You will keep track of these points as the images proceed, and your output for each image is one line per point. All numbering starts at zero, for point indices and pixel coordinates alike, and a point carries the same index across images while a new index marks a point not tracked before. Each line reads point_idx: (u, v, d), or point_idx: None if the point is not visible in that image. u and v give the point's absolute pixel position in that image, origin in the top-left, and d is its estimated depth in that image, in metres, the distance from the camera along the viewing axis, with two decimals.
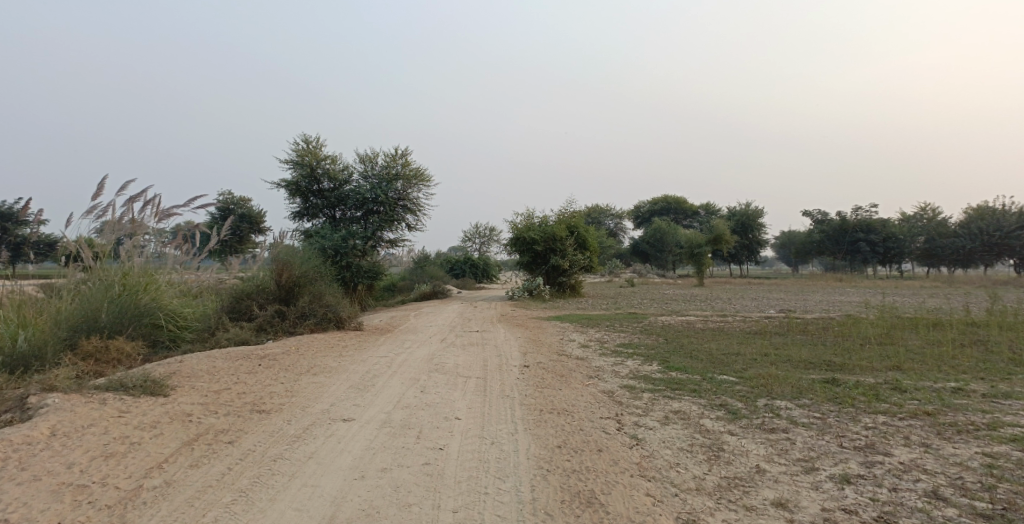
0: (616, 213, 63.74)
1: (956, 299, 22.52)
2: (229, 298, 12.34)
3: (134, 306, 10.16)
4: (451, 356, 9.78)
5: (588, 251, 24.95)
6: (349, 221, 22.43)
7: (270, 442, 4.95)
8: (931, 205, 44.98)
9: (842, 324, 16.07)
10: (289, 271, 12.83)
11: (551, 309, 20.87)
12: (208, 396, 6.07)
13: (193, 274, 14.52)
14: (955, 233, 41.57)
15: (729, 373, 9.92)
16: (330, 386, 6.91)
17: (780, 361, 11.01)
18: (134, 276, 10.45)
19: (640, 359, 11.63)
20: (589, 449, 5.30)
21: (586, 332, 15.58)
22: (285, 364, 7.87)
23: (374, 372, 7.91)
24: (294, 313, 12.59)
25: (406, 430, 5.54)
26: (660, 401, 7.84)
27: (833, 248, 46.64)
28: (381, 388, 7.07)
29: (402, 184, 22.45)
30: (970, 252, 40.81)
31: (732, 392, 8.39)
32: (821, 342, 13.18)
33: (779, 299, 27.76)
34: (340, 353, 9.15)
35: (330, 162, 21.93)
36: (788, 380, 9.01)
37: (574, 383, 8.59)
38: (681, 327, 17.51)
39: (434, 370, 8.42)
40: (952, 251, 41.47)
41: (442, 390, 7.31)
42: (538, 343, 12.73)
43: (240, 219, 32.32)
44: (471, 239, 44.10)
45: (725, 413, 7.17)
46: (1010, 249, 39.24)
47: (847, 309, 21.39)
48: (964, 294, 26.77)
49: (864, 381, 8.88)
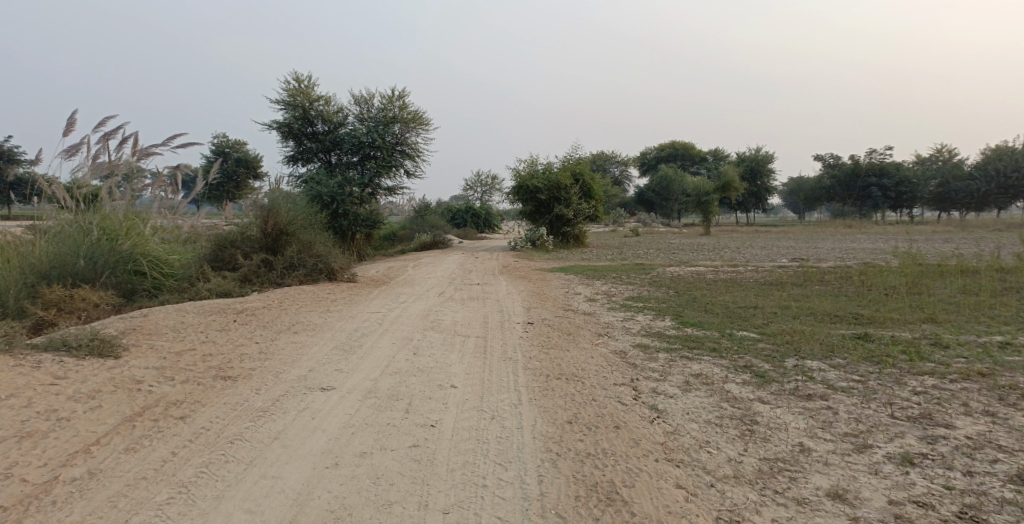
0: (621, 160, 62.27)
1: (976, 244, 21.58)
2: (210, 247, 11.51)
3: (110, 252, 9.46)
4: (448, 312, 9.02)
5: (593, 200, 24.02)
6: (346, 167, 21.40)
7: (230, 417, 4.21)
8: (946, 147, 43.54)
9: (862, 273, 15.29)
10: (275, 219, 11.96)
11: (555, 260, 20.06)
12: (167, 359, 5.29)
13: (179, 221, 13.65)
14: (970, 175, 40.27)
15: (749, 329, 9.21)
16: (311, 348, 6.15)
17: (804, 315, 10.28)
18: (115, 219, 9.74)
19: (652, 314, 10.89)
20: (605, 426, 4.57)
21: (592, 284, 14.85)
22: (263, 321, 7.09)
23: (362, 331, 7.15)
24: (282, 264, 11.77)
25: (393, 403, 4.80)
26: (678, 364, 7.12)
27: (843, 194, 45.34)
28: (368, 350, 6.33)
29: (399, 127, 21.39)
30: (985, 195, 39.76)
31: (755, 351, 7.65)
32: (843, 295, 12.43)
33: (789, 248, 26.95)
34: (328, 308, 8.40)
35: (324, 104, 20.80)
36: (816, 336, 8.29)
37: (582, 342, 7.86)
38: (691, 277, 16.78)
39: (428, 329, 7.67)
40: (966, 194, 40.32)
41: (437, 353, 6.58)
42: (542, 297, 11.98)
43: (236, 164, 31.12)
44: (473, 187, 43.03)
45: (752, 376, 6.44)
46: None
47: (866, 257, 20.57)
48: (983, 238, 25.88)
49: (900, 337, 8.18)
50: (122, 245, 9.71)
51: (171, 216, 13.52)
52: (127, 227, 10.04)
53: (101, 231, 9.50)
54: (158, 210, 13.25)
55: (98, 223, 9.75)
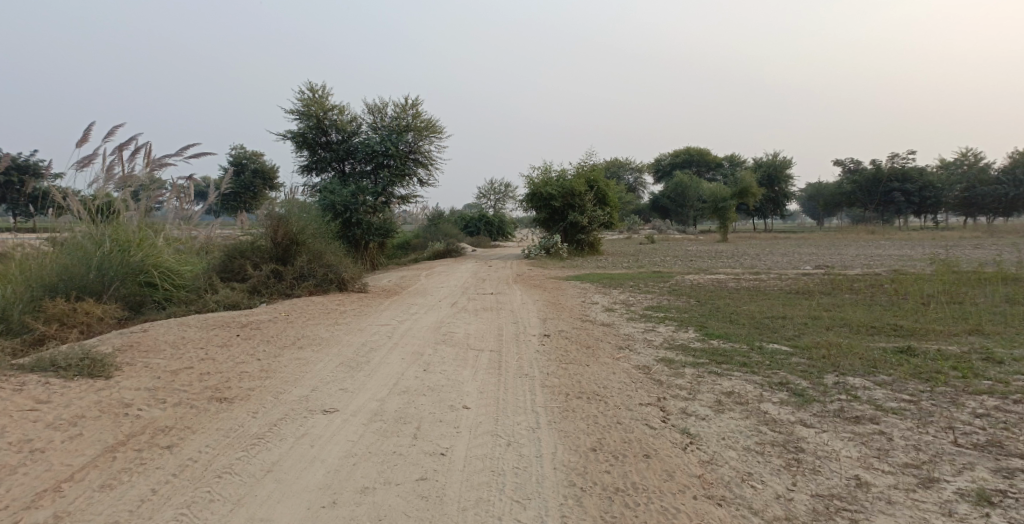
0: (635, 167, 61.75)
1: (1008, 251, 20.88)
2: (219, 258, 11.13)
3: (122, 264, 9.19)
4: (460, 323, 8.61)
5: (608, 207, 23.58)
6: (359, 176, 21.13)
7: (221, 445, 3.80)
8: (971, 150, 42.47)
9: (893, 282, 14.74)
10: (285, 228, 11.52)
11: (571, 269, 19.61)
12: (161, 379, 4.87)
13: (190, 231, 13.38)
14: (999, 179, 39.20)
15: (780, 342, 8.73)
16: (315, 363, 5.73)
17: (837, 327, 9.79)
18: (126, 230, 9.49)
19: (674, 324, 10.41)
20: (634, 455, 4.12)
21: (609, 293, 14.39)
22: (268, 335, 6.67)
23: (370, 346, 6.73)
24: (291, 274, 11.32)
25: (400, 427, 4.37)
26: (708, 380, 6.67)
27: (865, 199, 44.31)
28: (376, 366, 5.91)
29: (413, 136, 21.09)
30: (1015, 199, 38.76)
31: (789, 367, 7.25)
32: (876, 305, 11.92)
33: (811, 254, 26.27)
34: (336, 321, 7.99)
35: (337, 113, 20.55)
36: (855, 350, 7.97)
37: (602, 357, 7.41)
38: (712, 285, 16.28)
39: (440, 342, 7.26)
40: (994, 199, 39.32)
41: (449, 369, 6.15)
42: (559, 307, 11.57)
43: (253, 174, 31.07)
44: (486, 195, 42.65)
45: (790, 396, 6.02)
46: None
47: (895, 264, 19.95)
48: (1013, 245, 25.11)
49: (948, 351, 7.92)
50: (134, 255, 9.45)
51: (184, 226, 13.38)
52: (139, 238, 9.85)
53: (114, 242, 9.27)
54: (170, 221, 13.11)
55: (109, 234, 9.49)
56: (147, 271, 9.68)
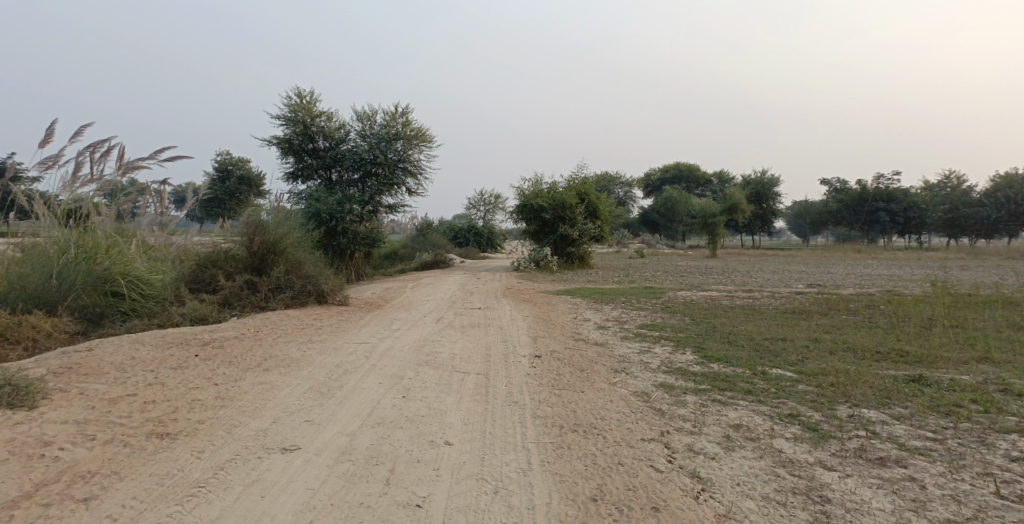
0: (626, 181, 61.62)
1: (995, 274, 20.76)
2: (189, 268, 10.38)
3: (84, 272, 8.62)
4: (445, 342, 8.04)
5: (599, 221, 23.13)
6: (346, 184, 20.54)
7: (151, 497, 3.22)
8: (955, 173, 42.88)
9: (890, 304, 14.36)
10: (261, 236, 10.85)
11: (560, 282, 19.08)
12: (96, 410, 4.27)
13: (163, 238, 12.74)
14: (981, 201, 39.48)
15: (784, 367, 8.25)
16: (281, 389, 5.14)
17: (841, 351, 9.33)
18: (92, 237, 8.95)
19: (670, 345, 9.88)
20: (640, 508, 3.59)
21: (601, 309, 13.89)
22: (231, 355, 6.06)
23: (345, 368, 6.15)
24: (266, 285, 10.64)
25: (371, 468, 3.79)
26: (713, 410, 6.15)
27: (851, 218, 44.14)
28: (350, 393, 5.32)
29: (402, 144, 20.54)
30: (996, 221, 38.95)
31: (798, 396, 6.77)
32: (876, 328, 11.49)
33: (801, 272, 25.94)
34: (310, 338, 7.38)
35: (326, 119, 19.94)
36: (863, 378, 7.50)
37: (598, 382, 6.88)
38: (705, 303, 15.84)
39: (423, 364, 6.69)
40: (977, 220, 39.43)
41: (431, 396, 5.57)
42: (550, 324, 11.05)
43: (238, 180, 30.34)
44: (476, 206, 42.15)
45: (804, 431, 5.53)
46: None
47: (889, 284, 19.61)
48: (998, 267, 25.10)
49: (961, 380, 7.49)
50: (98, 263, 8.86)
51: (160, 233, 12.78)
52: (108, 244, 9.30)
53: (79, 249, 8.75)
54: (146, 227, 12.53)
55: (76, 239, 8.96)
56: (112, 280, 8.99)
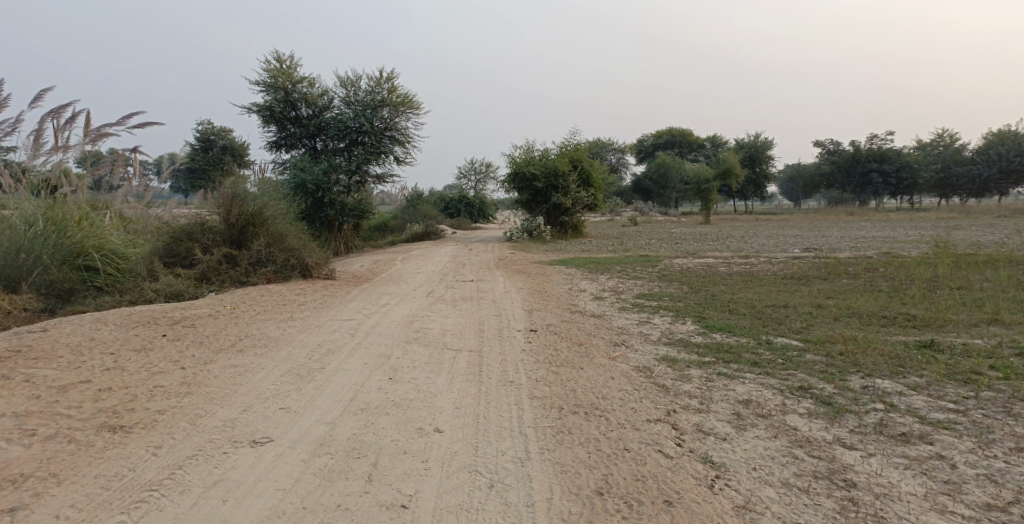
0: (618, 148, 60.93)
1: (989, 233, 20.56)
2: (163, 241, 9.88)
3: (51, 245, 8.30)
4: (435, 317, 7.63)
5: (592, 188, 22.65)
6: (332, 153, 19.94)
7: (92, 505, 2.84)
8: (947, 131, 42.63)
9: (889, 266, 14.05)
10: (240, 207, 10.33)
11: (554, 252, 18.67)
12: (41, 400, 3.85)
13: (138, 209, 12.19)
14: (973, 159, 39.59)
15: (789, 336, 7.92)
16: (256, 373, 4.73)
17: (845, 317, 9.00)
18: (59, 211, 8.65)
19: (669, 315, 9.53)
20: (651, 502, 3.27)
21: (597, 279, 13.53)
22: (202, 334, 5.63)
23: (328, 348, 5.75)
24: (247, 260, 10.16)
25: (351, 463, 3.41)
26: (718, 385, 5.80)
27: (843, 180, 43.96)
28: (332, 376, 4.92)
29: (389, 112, 19.84)
30: (987, 180, 39.07)
31: (807, 367, 6.42)
32: (878, 292, 11.17)
33: (795, 237, 25.64)
34: (291, 315, 6.96)
35: (307, 86, 19.21)
36: (873, 345, 7.17)
37: (597, 357, 6.52)
38: (702, 270, 15.50)
39: (411, 342, 6.29)
40: (969, 179, 39.55)
41: (420, 377, 5.19)
42: (544, 296, 10.67)
43: (222, 151, 29.51)
44: (467, 175, 41.49)
45: (817, 405, 5.18)
46: None
47: (887, 246, 19.29)
48: (991, 226, 24.94)
49: (975, 344, 7.17)
50: (67, 236, 8.53)
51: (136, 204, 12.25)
52: (79, 216, 8.95)
53: (49, 223, 8.48)
54: (120, 198, 12.00)
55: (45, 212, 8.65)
56: (85, 254, 8.72)
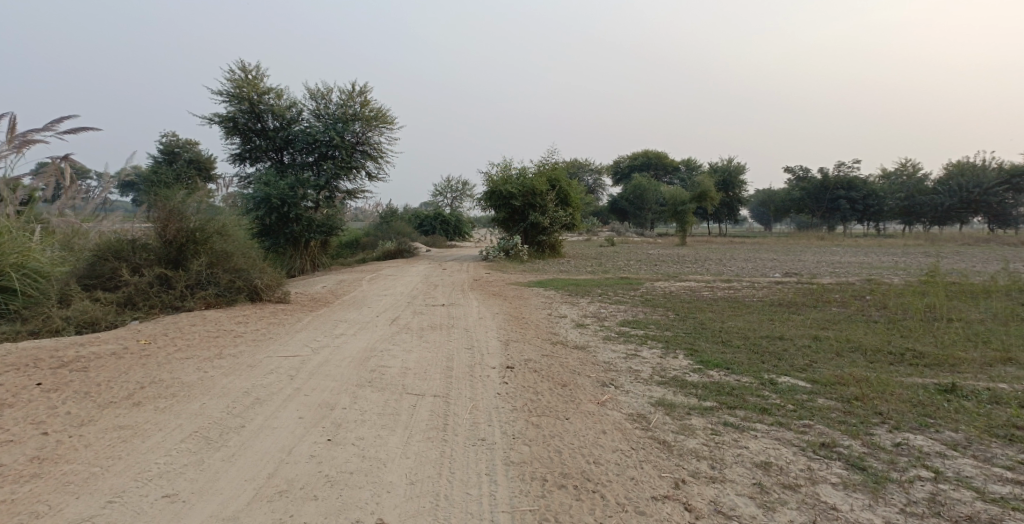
0: (594, 169, 60.72)
1: (966, 261, 20.18)
2: (87, 259, 8.77)
3: None
4: (397, 352, 6.62)
5: (569, 208, 21.83)
6: (300, 168, 18.81)
7: None
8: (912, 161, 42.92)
9: (878, 294, 13.37)
10: (178, 223, 9.21)
11: (531, 273, 17.77)
12: None
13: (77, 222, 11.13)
14: (935, 190, 39.68)
15: (796, 375, 7.05)
16: (146, 438, 3.89)
17: (850, 353, 8.17)
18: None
19: (659, 347, 8.62)
20: None
21: (576, 304, 12.63)
22: (91, 382, 4.80)
23: (257, 397, 4.74)
24: (184, 282, 9.02)
25: None
26: (728, 441, 4.86)
27: (813, 207, 43.78)
28: (252, 438, 4.02)
29: (361, 126, 18.84)
30: (949, 209, 39.16)
31: (822, 415, 5.54)
32: (876, 323, 10.41)
33: (775, 260, 25.04)
34: (219, 351, 5.94)
35: (274, 96, 18.18)
36: (893, 387, 6.33)
37: (584, 403, 5.57)
38: (686, 295, 14.70)
39: (364, 386, 5.29)
40: (932, 208, 39.50)
41: (368, 437, 4.19)
42: (520, 323, 9.74)
43: (188, 165, 28.23)
44: (443, 193, 40.55)
45: (853, 469, 4.31)
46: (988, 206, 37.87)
47: (869, 272, 18.73)
48: (963, 255, 24.63)
49: (1004, 389, 6.37)
50: None
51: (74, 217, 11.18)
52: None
53: None
54: (55, 213, 10.94)
55: None
56: (2, 273, 7.89)
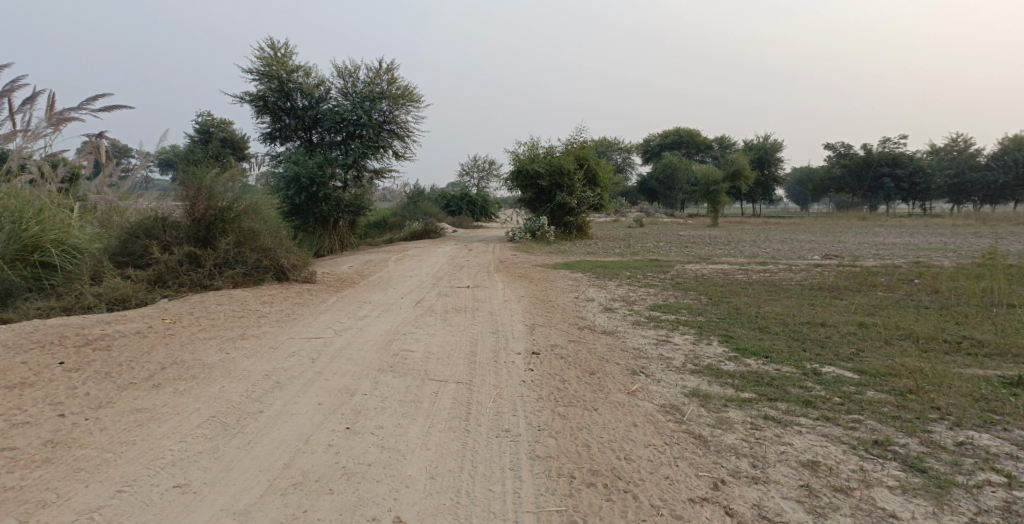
0: (624, 148, 59.72)
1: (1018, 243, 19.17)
2: (118, 236, 8.69)
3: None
4: (420, 336, 6.39)
5: (599, 188, 21.38)
6: (328, 147, 18.67)
7: None
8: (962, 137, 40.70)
9: (927, 277, 12.72)
10: (208, 202, 9.09)
11: (558, 254, 17.44)
12: None
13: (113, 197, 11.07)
14: (986, 166, 37.85)
15: (840, 365, 6.65)
16: (162, 422, 3.71)
17: (898, 341, 7.71)
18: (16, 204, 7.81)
19: (692, 333, 8.27)
20: None
21: (605, 286, 12.28)
22: (112, 362, 4.65)
23: (277, 381, 4.55)
24: (212, 261, 8.92)
25: None
26: (770, 436, 4.52)
27: (854, 184, 42.41)
28: (270, 425, 3.82)
29: (388, 105, 18.59)
30: (1002, 187, 37.36)
31: (873, 410, 5.16)
32: (925, 309, 9.87)
33: (812, 242, 24.24)
34: (244, 332, 5.76)
35: (303, 75, 18.01)
36: (948, 380, 5.90)
37: (615, 393, 5.27)
38: (720, 277, 14.23)
39: (385, 371, 5.06)
40: (982, 185, 37.82)
41: (388, 426, 3.96)
42: (547, 306, 9.45)
43: (222, 144, 28.32)
44: (470, 173, 40.25)
45: (914, 471, 3.96)
46: None
47: (914, 255, 17.90)
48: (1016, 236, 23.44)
49: None
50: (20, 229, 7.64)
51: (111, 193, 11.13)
52: (39, 209, 8.11)
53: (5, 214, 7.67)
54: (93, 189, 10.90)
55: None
56: (41, 249, 7.84)
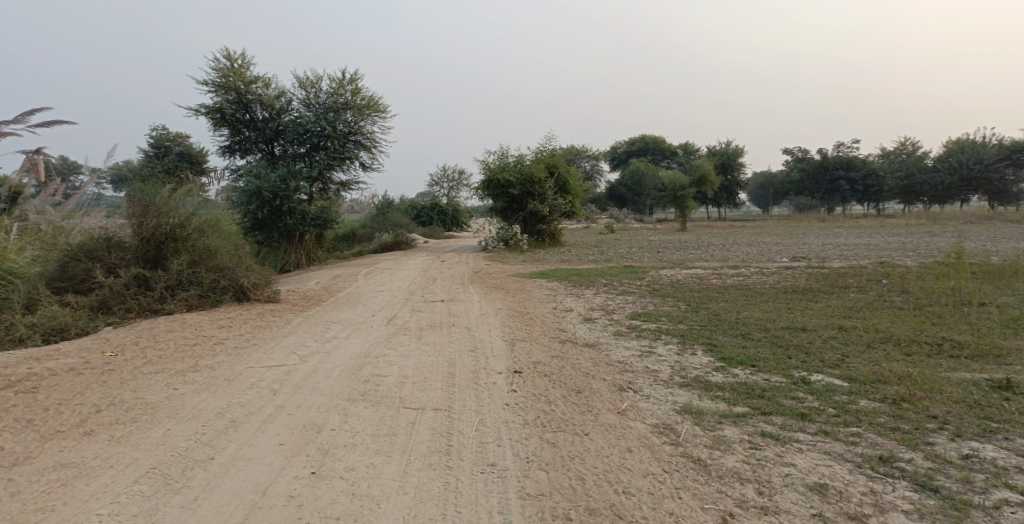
0: (591, 155, 59.93)
1: (975, 240, 19.50)
2: (58, 260, 8.11)
3: None
4: (393, 357, 5.99)
5: (570, 196, 21.23)
6: (291, 160, 18.09)
7: None
8: (909, 141, 42.19)
9: (896, 277, 12.71)
10: (158, 219, 8.52)
11: (531, 263, 17.14)
12: None
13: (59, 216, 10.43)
14: (934, 168, 39.12)
15: (830, 372, 6.44)
16: (92, 480, 3.33)
17: (882, 345, 7.55)
18: None
19: (675, 342, 8.00)
20: None
21: (581, 295, 11.99)
22: (38, 407, 4.19)
23: (233, 420, 4.12)
24: (164, 283, 8.35)
25: None
26: (771, 457, 4.24)
27: (812, 187, 42.96)
28: (221, 475, 3.42)
29: (353, 115, 18.10)
30: (949, 188, 38.48)
31: (872, 422, 4.93)
32: (902, 310, 9.79)
33: (780, 244, 24.36)
34: (196, 363, 5.30)
35: (262, 86, 17.40)
36: (942, 386, 5.71)
37: (604, 414, 4.94)
38: (694, 283, 14.07)
39: (356, 401, 4.64)
40: (931, 186, 39.02)
41: (359, 467, 3.57)
42: (525, 319, 9.11)
43: (178, 159, 27.44)
44: (439, 183, 39.83)
45: (925, 493, 3.71)
46: (987, 183, 37.27)
47: (879, 254, 18.03)
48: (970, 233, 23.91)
49: None
50: None
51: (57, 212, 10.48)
52: None
53: None
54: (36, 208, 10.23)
55: None
56: None
